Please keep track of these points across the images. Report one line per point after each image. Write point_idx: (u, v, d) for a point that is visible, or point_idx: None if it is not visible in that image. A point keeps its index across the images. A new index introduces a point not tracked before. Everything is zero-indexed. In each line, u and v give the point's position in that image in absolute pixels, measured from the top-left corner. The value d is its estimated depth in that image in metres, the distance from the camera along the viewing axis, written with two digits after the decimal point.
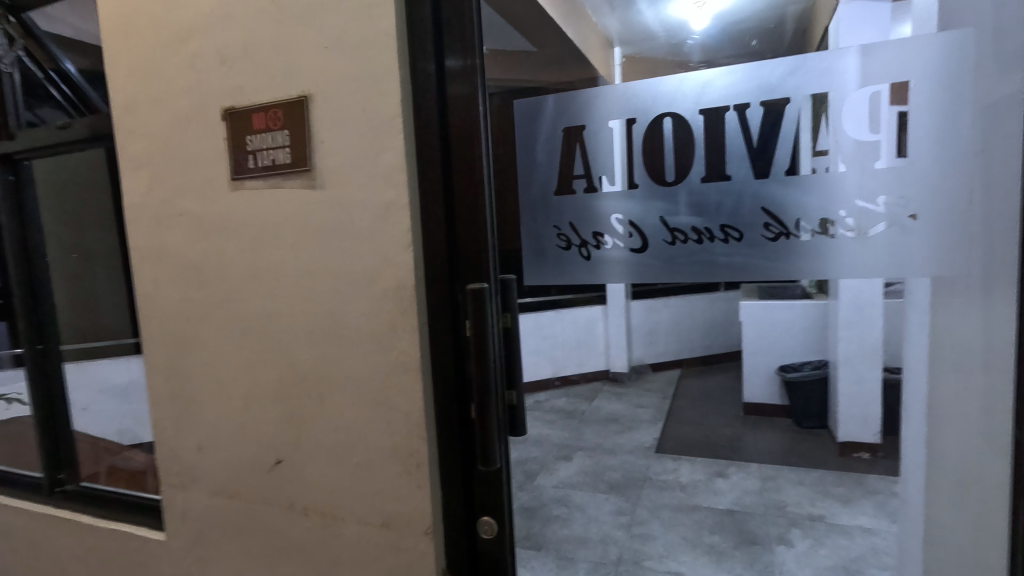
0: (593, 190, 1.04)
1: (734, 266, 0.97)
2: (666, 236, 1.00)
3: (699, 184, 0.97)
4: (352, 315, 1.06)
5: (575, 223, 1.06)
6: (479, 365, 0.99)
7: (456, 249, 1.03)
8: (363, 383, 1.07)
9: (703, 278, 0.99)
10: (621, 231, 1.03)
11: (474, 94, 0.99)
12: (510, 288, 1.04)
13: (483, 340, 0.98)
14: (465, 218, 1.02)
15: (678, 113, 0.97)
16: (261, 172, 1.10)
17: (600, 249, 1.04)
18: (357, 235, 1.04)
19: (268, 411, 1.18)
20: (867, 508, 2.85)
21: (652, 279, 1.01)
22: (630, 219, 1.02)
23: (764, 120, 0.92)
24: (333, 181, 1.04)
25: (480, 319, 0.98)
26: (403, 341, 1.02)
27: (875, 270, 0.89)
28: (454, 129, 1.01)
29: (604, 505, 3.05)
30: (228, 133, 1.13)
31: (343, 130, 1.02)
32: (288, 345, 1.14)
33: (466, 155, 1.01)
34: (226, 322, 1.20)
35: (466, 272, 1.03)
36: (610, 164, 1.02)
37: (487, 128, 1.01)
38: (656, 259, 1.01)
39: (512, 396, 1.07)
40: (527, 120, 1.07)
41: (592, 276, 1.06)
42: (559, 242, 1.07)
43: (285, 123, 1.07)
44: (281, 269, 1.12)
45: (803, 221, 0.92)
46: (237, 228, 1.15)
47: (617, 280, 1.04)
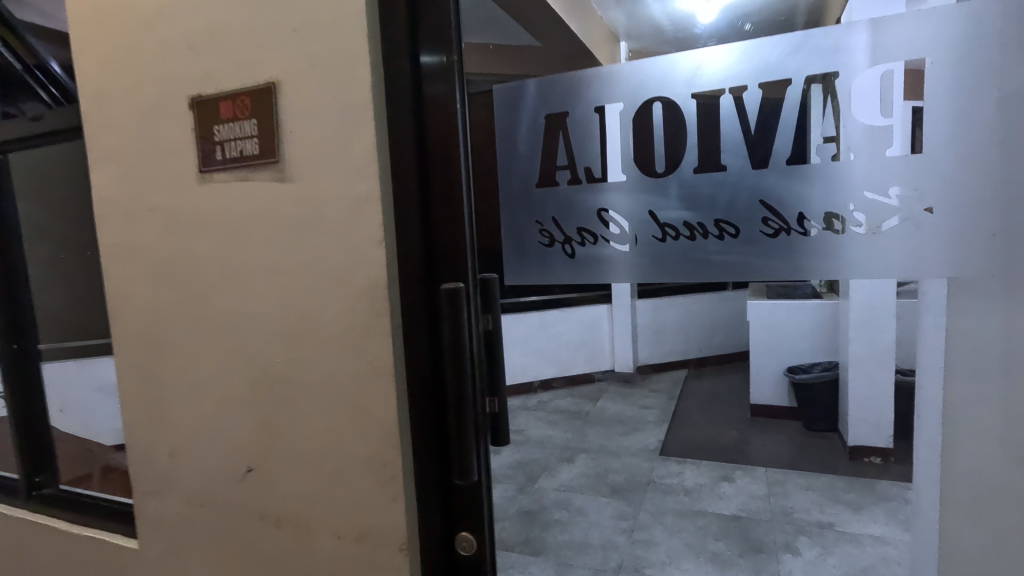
0: (578, 182, 0.96)
1: (730, 265, 0.89)
2: (656, 233, 0.93)
3: (691, 175, 0.90)
4: (323, 316, 1.00)
5: (559, 219, 0.99)
6: (455, 370, 0.92)
7: (433, 246, 0.97)
8: (334, 388, 1.00)
9: (695, 278, 0.92)
10: (608, 227, 0.95)
11: (450, 79, 0.93)
12: (491, 288, 0.98)
13: (458, 343, 0.91)
14: (442, 213, 0.96)
15: (669, 98, 0.89)
16: (229, 164, 1.04)
17: (585, 246, 0.98)
18: (328, 229, 0.97)
19: (240, 415, 1.12)
20: (878, 516, 2.76)
21: (641, 280, 0.94)
22: (617, 212, 0.94)
23: (762, 105, 0.85)
24: (303, 174, 0.98)
25: (456, 320, 0.91)
26: (376, 343, 0.95)
27: (882, 270, 0.81)
28: (431, 118, 0.95)
29: (605, 509, 2.97)
30: (195, 123, 1.07)
31: (313, 119, 0.96)
32: (258, 347, 1.08)
33: (443, 145, 0.95)
34: (197, 323, 1.14)
35: (443, 271, 0.97)
36: (596, 153, 0.95)
37: (465, 116, 0.95)
38: (646, 257, 0.94)
39: (494, 403, 1.00)
40: (507, 107, 1.00)
41: (576, 276, 1.00)
42: (542, 239, 1.00)
43: (253, 112, 1.01)
44: (251, 267, 1.06)
45: (806, 216, 0.84)
46: (206, 224, 1.09)
47: (605, 279, 0.97)
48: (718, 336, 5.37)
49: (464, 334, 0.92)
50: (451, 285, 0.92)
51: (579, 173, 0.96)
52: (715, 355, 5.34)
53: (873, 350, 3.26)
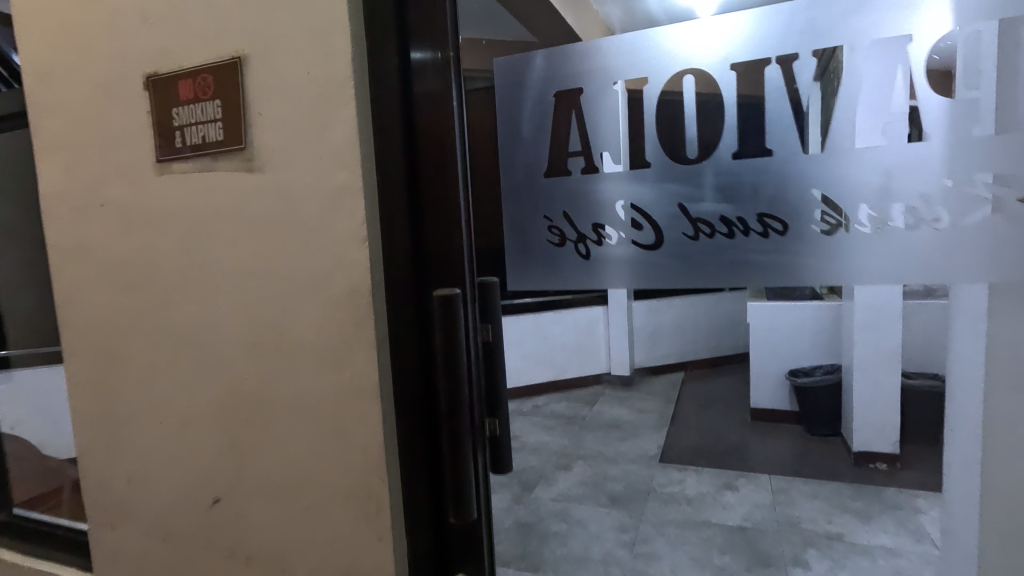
0: (594, 171, 0.85)
1: (765, 266, 0.78)
2: (687, 230, 0.81)
3: (728, 161, 0.78)
4: (298, 326, 0.87)
5: (572, 214, 0.87)
6: (449, 388, 0.80)
7: (424, 245, 0.85)
8: (311, 409, 0.87)
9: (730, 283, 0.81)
10: (631, 223, 0.84)
11: (446, 50, 0.81)
12: (491, 294, 0.85)
13: (453, 357, 0.78)
14: (435, 207, 0.83)
15: (705, 70, 0.78)
16: (190, 153, 0.91)
17: (602, 246, 0.86)
18: (303, 225, 0.84)
19: (204, 438, 0.98)
20: (888, 526, 2.67)
21: (667, 284, 0.84)
22: (639, 206, 0.83)
23: (816, 77, 0.73)
24: (274, 162, 0.85)
25: (451, 330, 0.78)
26: (358, 358, 0.82)
27: (894, 272, 0.72)
28: (422, 97, 0.83)
29: (605, 520, 2.86)
30: (152, 105, 0.93)
31: (284, 99, 0.82)
32: (224, 361, 0.94)
33: (436, 128, 0.82)
34: (156, 333, 1.00)
35: (436, 274, 0.84)
36: (615, 137, 0.84)
37: (462, 95, 0.83)
38: (673, 259, 0.82)
39: (494, 425, 0.88)
40: (511, 86, 0.88)
41: (591, 279, 0.88)
42: (551, 237, 0.88)
43: (216, 91, 0.87)
44: (216, 269, 0.92)
45: (868, 210, 0.71)
46: (166, 221, 0.96)
47: (627, 283, 0.86)
48: (715, 337, 5.27)
49: (460, 345, 0.79)
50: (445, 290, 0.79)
51: (596, 161, 0.85)
52: (712, 356, 5.25)
53: (879, 352, 3.17)
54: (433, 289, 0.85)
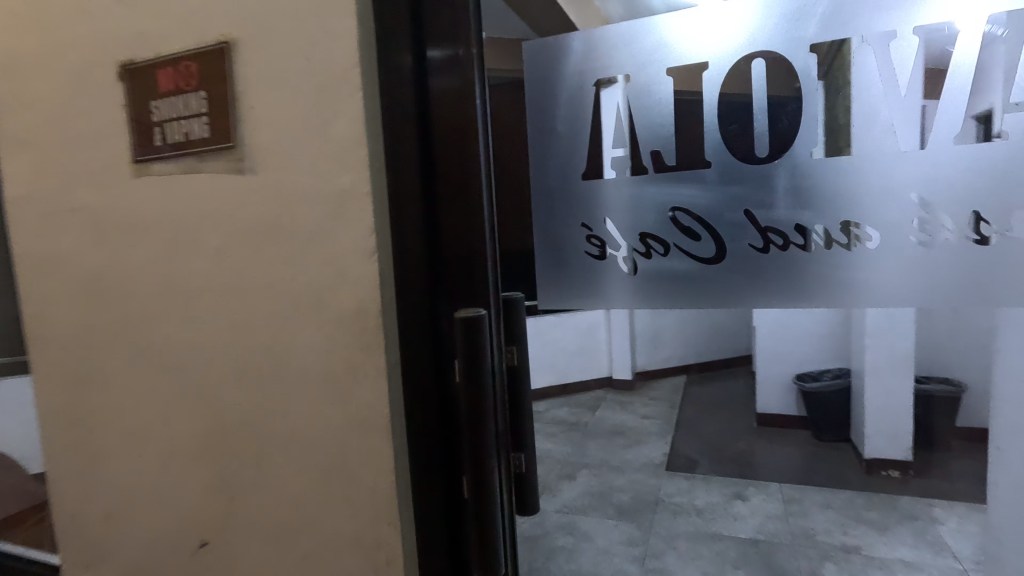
0: (642, 171, 0.76)
1: (831, 280, 0.69)
2: (753, 241, 0.71)
3: (805, 160, 0.68)
4: (297, 351, 0.76)
5: (615, 221, 0.77)
6: (471, 423, 0.69)
7: (441, 257, 0.74)
8: (312, 445, 0.76)
9: (796, 302, 0.72)
10: (686, 232, 0.74)
11: (466, 40, 0.70)
12: (515, 312, 0.75)
13: (478, 387, 0.68)
14: (454, 214, 0.73)
15: (775, 53, 0.69)
16: (172, 152, 0.79)
17: (650, 259, 0.76)
18: (302, 235, 0.73)
19: (188, 474, 0.87)
20: (905, 538, 2.60)
21: (727, 302, 0.74)
22: (697, 213, 0.74)
23: (918, 56, 0.64)
24: (267, 163, 0.73)
25: (476, 356, 0.68)
26: (364, 388, 0.72)
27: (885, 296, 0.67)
28: (438, 93, 0.72)
29: (613, 533, 2.75)
30: (129, 98, 0.82)
31: (279, 90, 0.71)
32: (213, 388, 0.83)
33: (454, 128, 0.72)
34: (134, 355, 0.89)
35: (456, 293, 0.74)
36: (667, 134, 0.75)
37: (484, 93, 0.73)
38: (733, 274, 0.73)
39: (520, 460, 0.78)
40: (542, 80, 0.79)
41: (634, 297, 0.78)
42: (590, 248, 0.79)
43: (200, 81, 0.75)
44: (203, 284, 0.81)
45: (982, 217, 0.63)
46: (144, 229, 0.84)
47: (680, 300, 0.77)
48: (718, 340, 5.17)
49: (486, 372, 0.69)
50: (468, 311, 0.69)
51: (644, 162, 0.76)
52: (715, 360, 5.15)
53: (890, 358, 3.10)
54: (451, 309, 0.75)
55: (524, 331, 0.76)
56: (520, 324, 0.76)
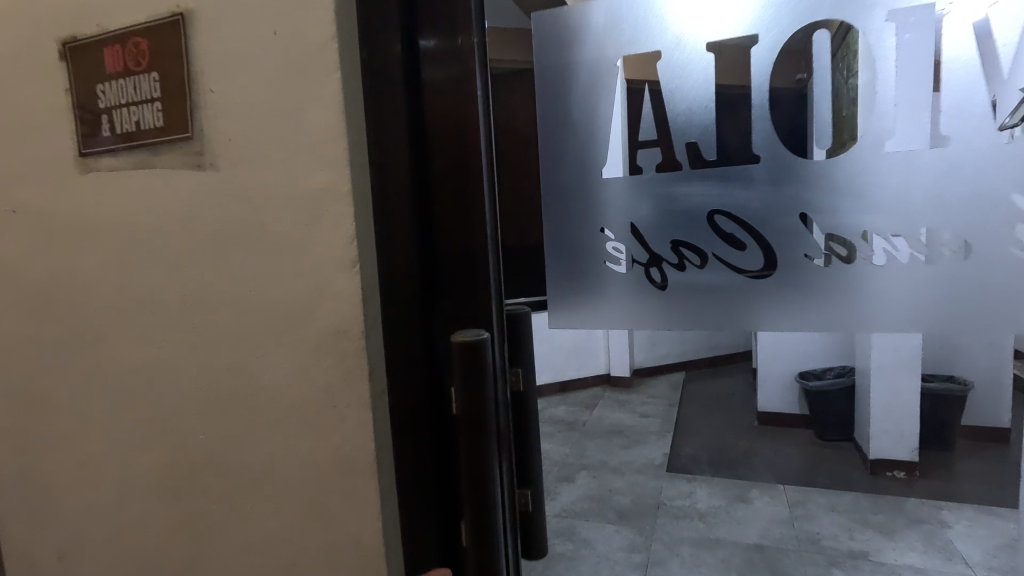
0: (676, 168, 0.69)
1: (874, 294, 0.63)
2: (808, 250, 0.64)
3: (876, 152, 0.61)
4: (268, 377, 0.65)
5: (642, 230, 0.70)
6: (472, 467, 0.59)
7: (436, 267, 0.64)
8: (288, 483, 0.66)
9: (848, 320, 0.64)
10: (727, 239, 0.67)
11: (465, 26, 0.60)
12: (520, 327, 0.66)
13: (481, 425, 0.58)
14: (451, 218, 0.63)
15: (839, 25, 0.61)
16: (122, 144, 0.68)
17: (683, 271, 0.70)
18: (272, 242, 0.62)
19: (148, 511, 0.76)
20: (914, 543, 2.53)
21: (766, 321, 0.68)
22: (739, 217, 0.67)
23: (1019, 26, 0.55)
24: (230, 157, 0.63)
25: (478, 390, 0.58)
26: (347, 421, 0.61)
27: (914, 307, 0.62)
28: (433, 83, 0.62)
29: (614, 539, 2.67)
30: (71, 81, 0.70)
31: (242, 70, 0.60)
32: (174, 416, 0.72)
33: (452, 123, 0.61)
34: (84, 377, 0.78)
35: (454, 314, 0.64)
36: (707, 121, 0.67)
37: (487, 83, 0.62)
38: (773, 287, 0.67)
39: (526, 497, 0.69)
40: (555, 66, 0.70)
41: (661, 313, 0.72)
42: (612, 258, 0.72)
43: (152, 60, 0.64)
44: (159, 297, 0.70)
45: None
46: (91, 233, 0.73)
47: (717, 318, 0.69)
48: None
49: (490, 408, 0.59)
50: (468, 333, 0.59)
51: (678, 157, 0.69)
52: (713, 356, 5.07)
53: (898, 357, 2.98)
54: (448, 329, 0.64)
55: (530, 352, 0.66)
56: (526, 345, 0.67)
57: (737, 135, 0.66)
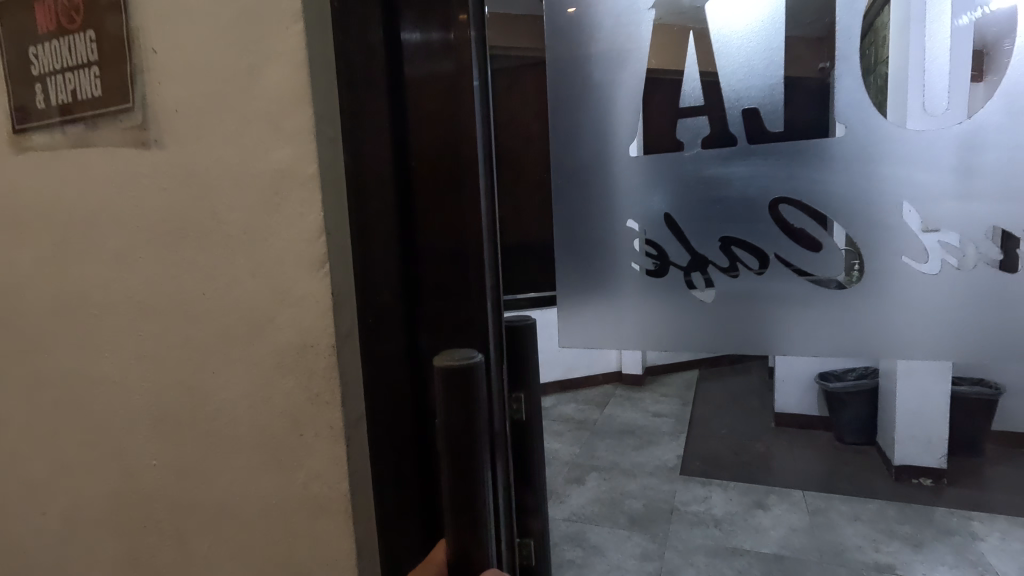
0: (730, 143, 0.56)
1: (975, 309, 0.50)
2: (908, 253, 0.51)
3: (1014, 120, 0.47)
4: (228, 397, 0.55)
5: (679, 222, 0.59)
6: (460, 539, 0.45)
7: (422, 273, 0.53)
8: (249, 521, 0.56)
9: (940, 348, 0.52)
10: (792, 235, 0.55)
11: (462, 9, 0.47)
12: (526, 338, 0.55)
13: (471, 491, 0.45)
14: (438, 214, 0.51)
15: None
16: (59, 119, 0.57)
17: (736, 276, 0.58)
18: (228, 237, 0.52)
19: (99, 542, 0.66)
20: (944, 556, 2.41)
21: (830, 344, 0.55)
22: (812, 208, 0.54)
23: None
24: (178, 133, 0.52)
25: (469, 441, 0.45)
26: (317, 452, 0.51)
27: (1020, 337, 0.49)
28: (419, 76, 0.50)
29: (626, 546, 2.56)
30: (3, 44, 0.60)
31: (189, 28, 0.49)
32: (125, 436, 0.62)
33: (442, 99, 0.49)
34: (27, 388, 0.67)
35: (444, 331, 0.53)
36: (773, 82, 0.54)
37: (488, 70, 0.49)
38: (840, 300, 0.54)
39: (527, 548, 0.58)
40: (579, 19, 0.57)
41: (699, 329, 0.60)
42: (640, 260, 0.60)
43: (87, 16, 0.54)
44: (105, 298, 0.60)
45: None
46: (28, 223, 0.63)
47: (771, 333, 0.57)
48: None
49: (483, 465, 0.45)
50: (456, 355, 0.47)
51: (733, 130, 0.56)
52: None
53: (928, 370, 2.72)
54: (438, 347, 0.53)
55: (534, 369, 0.55)
56: (531, 358, 0.55)
57: (814, 104, 0.52)
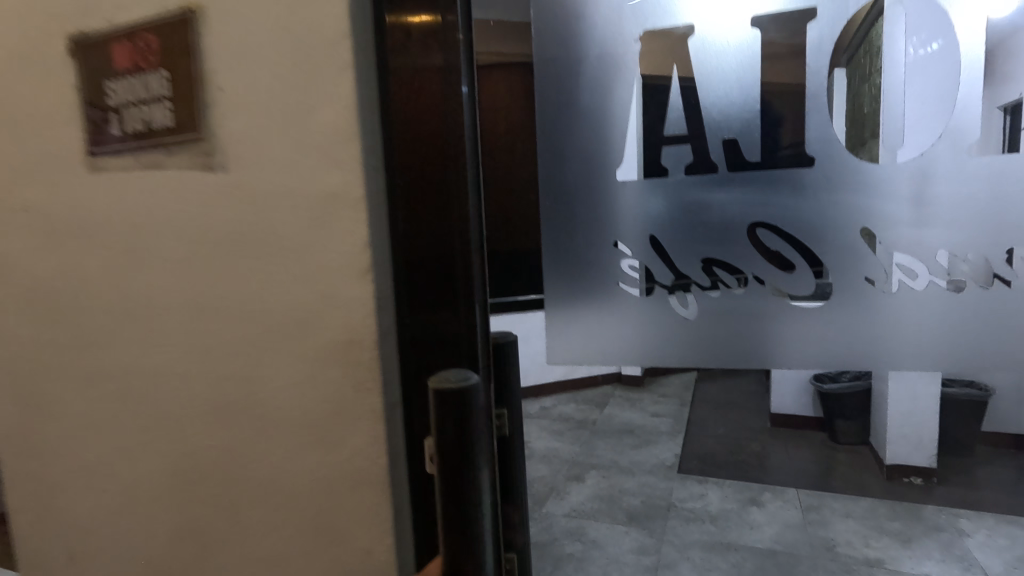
0: (712, 170, 0.71)
1: (885, 315, 0.67)
2: (870, 273, 0.66)
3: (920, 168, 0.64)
4: (280, 385, 0.63)
5: (663, 244, 0.73)
6: (455, 527, 0.51)
7: (421, 280, 0.56)
8: (296, 493, 0.65)
9: (858, 345, 0.69)
10: (764, 254, 0.70)
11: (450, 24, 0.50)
12: (507, 354, 0.63)
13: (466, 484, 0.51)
14: (434, 220, 0.54)
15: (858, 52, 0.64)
16: (133, 144, 0.66)
17: (716, 291, 0.73)
18: (283, 246, 0.60)
19: (157, 516, 0.75)
20: (932, 551, 2.50)
21: (778, 341, 0.72)
22: (780, 230, 0.69)
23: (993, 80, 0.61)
24: (240, 159, 0.61)
25: (463, 444, 0.51)
26: (359, 431, 0.60)
27: (912, 335, 0.67)
28: (409, 84, 0.53)
29: (624, 541, 2.64)
30: (81, 78, 0.69)
31: (252, 71, 0.58)
32: (183, 421, 0.71)
33: (427, 120, 0.53)
34: (94, 380, 0.76)
35: (429, 343, 0.56)
36: (749, 114, 0.69)
37: (474, 75, 0.53)
38: (812, 314, 0.70)
39: (511, 563, 0.64)
40: (564, 63, 0.72)
41: (680, 336, 0.75)
42: (626, 277, 0.74)
43: (161, 58, 0.63)
44: (169, 301, 0.69)
45: None
46: (100, 234, 0.71)
47: (739, 332, 0.73)
48: None
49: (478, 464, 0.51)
50: (452, 376, 0.52)
51: (714, 157, 0.71)
52: None
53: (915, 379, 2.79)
54: (436, 346, 0.56)
55: (515, 380, 0.64)
56: (512, 370, 0.64)
57: (772, 140, 0.68)
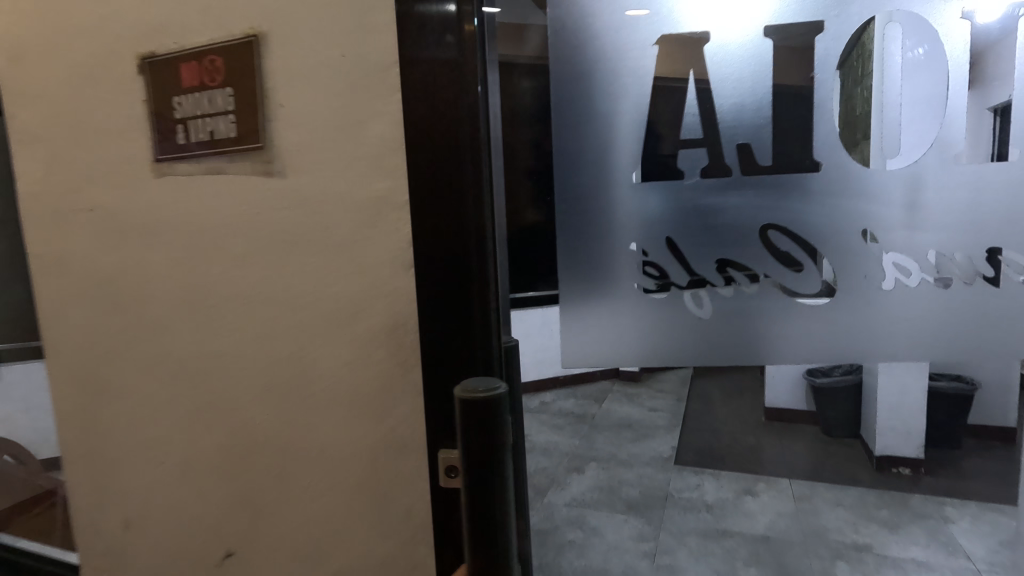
0: (727, 172, 0.82)
1: (874, 305, 0.81)
2: (869, 271, 0.80)
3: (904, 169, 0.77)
4: (330, 364, 0.72)
5: (678, 244, 0.85)
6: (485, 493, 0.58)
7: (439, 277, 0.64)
8: (344, 460, 0.73)
9: (852, 333, 0.82)
10: (779, 253, 0.82)
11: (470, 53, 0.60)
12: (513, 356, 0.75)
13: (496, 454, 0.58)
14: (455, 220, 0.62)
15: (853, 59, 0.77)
16: (198, 152, 0.75)
17: (732, 287, 0.85)
18: (335, 242, 0.69)
19: (213, 484, 0.84)
20: (918, 537, 2.61)
21: (784, 330, 0.85)
22: (792, 234, 0.81)
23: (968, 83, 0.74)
24: (298, 166, 0.69)
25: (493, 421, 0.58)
26: (403, 403, 0.69)
27: (896, 323, 0.81)
28: (432, 102, 0.61)
29: (624, 529, 2.74)
30: (149, 92, 0.77)
31: (310, 89, 0.67)
32: (238, 398, 0.80)
33: (449, 134, 0.61)
34: (155, 363, 0.85)
35: (449, 328, 0.64)
36: (760, 117, 0.81)
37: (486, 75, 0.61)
38: (815, 308, 0.83)
39: None
40: (576, 80, 0.83)
41: (699, 331, 0.87)
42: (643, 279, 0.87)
43: (227, 76, 0.71)
44: (228, 291, 0.77)
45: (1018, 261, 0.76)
46: (164, 232, 0.80)
47: (751, 324, 0.86)
48: None
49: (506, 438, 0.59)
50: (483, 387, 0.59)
51: (729, 160, 0.82)
52: None
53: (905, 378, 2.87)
54: (457, 334, 0.64)
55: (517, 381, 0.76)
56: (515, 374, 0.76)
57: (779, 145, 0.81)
